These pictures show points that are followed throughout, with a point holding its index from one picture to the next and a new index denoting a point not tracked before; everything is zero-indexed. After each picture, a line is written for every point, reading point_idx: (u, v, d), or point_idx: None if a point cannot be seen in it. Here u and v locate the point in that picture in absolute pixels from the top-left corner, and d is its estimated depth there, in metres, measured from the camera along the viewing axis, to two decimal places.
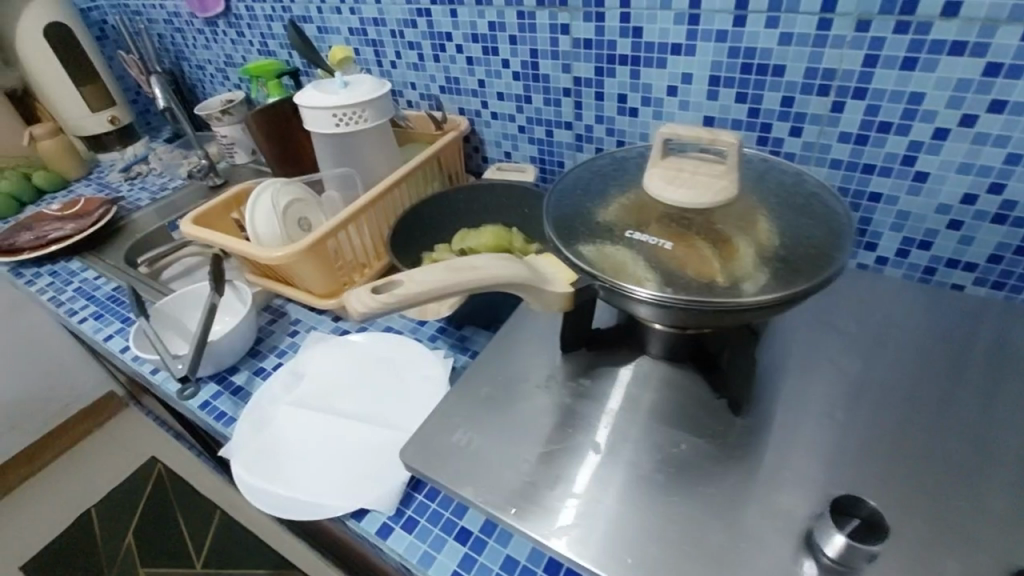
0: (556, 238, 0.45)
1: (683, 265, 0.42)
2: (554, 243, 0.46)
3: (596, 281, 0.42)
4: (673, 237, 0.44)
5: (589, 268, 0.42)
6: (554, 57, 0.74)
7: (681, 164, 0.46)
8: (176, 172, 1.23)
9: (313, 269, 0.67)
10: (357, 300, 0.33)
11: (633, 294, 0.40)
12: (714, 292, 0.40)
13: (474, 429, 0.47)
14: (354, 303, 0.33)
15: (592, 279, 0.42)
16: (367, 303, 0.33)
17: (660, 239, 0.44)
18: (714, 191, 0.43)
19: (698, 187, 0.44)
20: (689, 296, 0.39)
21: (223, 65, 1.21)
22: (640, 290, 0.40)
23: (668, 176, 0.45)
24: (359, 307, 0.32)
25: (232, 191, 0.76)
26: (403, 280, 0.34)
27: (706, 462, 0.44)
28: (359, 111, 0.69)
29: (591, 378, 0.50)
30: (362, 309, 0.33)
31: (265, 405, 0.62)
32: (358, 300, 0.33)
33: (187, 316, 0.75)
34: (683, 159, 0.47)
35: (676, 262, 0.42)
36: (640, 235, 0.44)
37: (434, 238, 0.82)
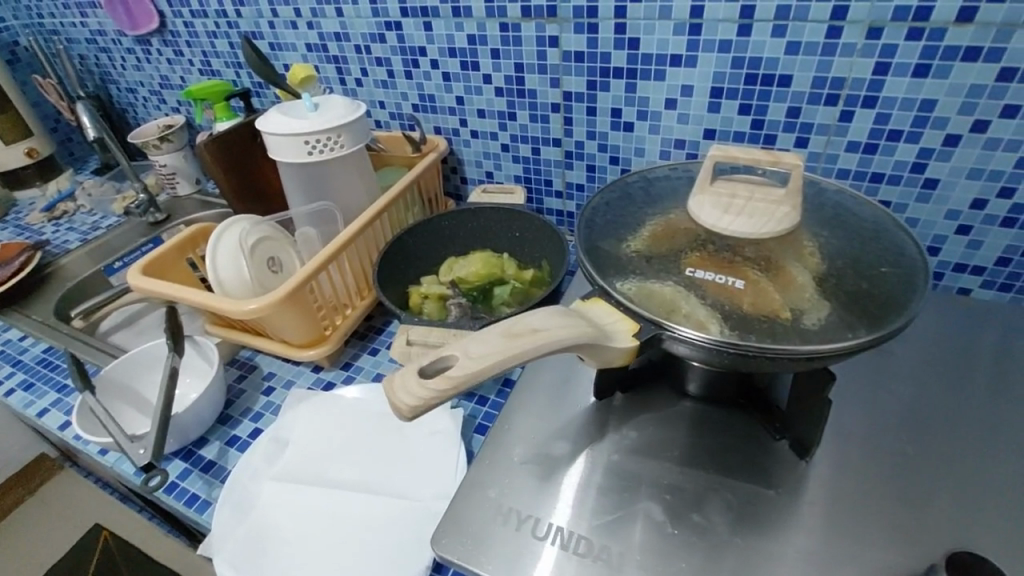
0: (598, 278, 0.39)
1: (754, 308, 0.37)
2: (596, 285, 0.39)
3: (660, 331, 0.35)
4: (739, 274, 0.39)
5: (654, 316, 0.36)
6: (541, 71, 0.69)
7: (733, 189, 0.43)
8: (109, 208, 1.09)
9: (291, 318, 0.59)
10: (404, 390, 0.28)
11: (706, 344, 0.35)
12: (796, 335, 0.35)
13: (515, 503, 0.41)
14: (402, 396, 0.28)
15: (654, 328, 0.35)
16: (416, 394, 0.28)
17: (726, 277, 0.39)
18: (776, 219, 0.41)
19: (760, 215, 0.41)
20: (771, 342, 0.34)
21: (158, 87, 1.09)
22: (712, 338, 0.34)
23: (720, 204, 0.42)
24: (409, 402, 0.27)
25: (187, 233, 0.66)
26: (451, 357, 0.28)
27: (783, 518, 0.39)
28: (334, 137, 0.62)
29: (634, 427, 0.45)
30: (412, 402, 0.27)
31: (246, 483, 0.53)
32: (405, 391, 0.28)
33: (144, 383, 0.64)
34: (732, 183, 0.44)
35: (745, 304, 0.37)
36: (703, 273, 0.39)
37: (420, 270, 0.74)
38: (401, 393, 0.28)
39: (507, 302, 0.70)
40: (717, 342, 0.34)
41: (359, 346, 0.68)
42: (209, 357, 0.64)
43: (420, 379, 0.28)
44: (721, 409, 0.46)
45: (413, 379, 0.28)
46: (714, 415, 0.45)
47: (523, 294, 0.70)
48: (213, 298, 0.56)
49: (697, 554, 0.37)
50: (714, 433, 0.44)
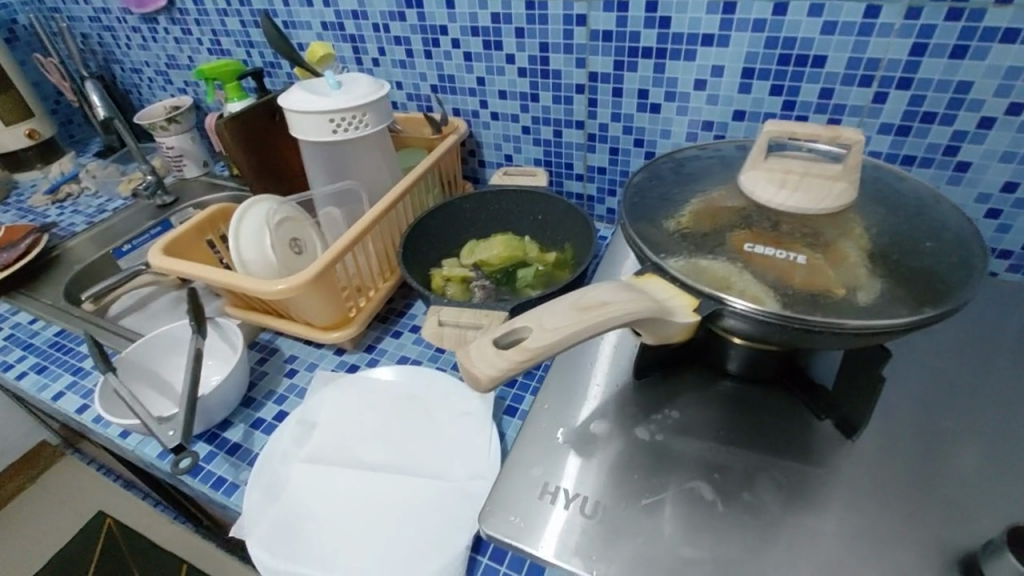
0: (651, 255, 0.39)
1: (810, 285, 0.36)
2: (648, 262, 0.39)
3: (719, 306, 0.35)
4: (800, 249, 0.38)
5: (715, 292, 0.35)
6: (566, 51, 0.68)
7: (786, 165, 0.42)
8: (114, 191, 1.07)
9: (318, 299, 0.58)
10: (482, 361, 0.27)
11: (764, 320, 0.34)
12: (856, 312, 0.34)
13: (562, 483, 0.40)
14: (481, 366, 0.27)
15: (714, 304, 0.35)
16: (494, 364, 0.27)
17: (788, 252, 0.38)
18: (833, 196, 0.40)
19: (812, 193, 0.40)
20: (832, 318, 0.33)
21: (164, 67, 1.06)
22: (770, 314, 0.34)
23: (775, 179, 0.42)
24: (490, 372, 0.27)
25: (207, 213, 0.65)
26: (524, 327, 0.28)
27: (833, 496, 0.38)
28: (357, 115, 0.60)
29: (676, 407, 0.45)
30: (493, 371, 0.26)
31: (275, 465, 0.52)
32: (484, 361, 0.27)
33: (164, 366, 0.63)
34: (782, 160, 0.43)
35: (801, 281, 0.36)
36: (762, 249, 0.39)
37: (440, 253, 0.73)
38: (479, 363, 0.27)
39: (531, 284, 0.69)
40: (777, 317, 0.34)
41: (382, 329, 0.67)
42: (232, 340, 0.63)
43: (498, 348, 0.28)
44: (762, 389, 0.45)
45: (489, 349, 0.28)
46: (756, 395, 0.45)
47: (547, 277, 0.69)
48: (240, 277, 0.55)
49: (749, 531, 0.37)
50: (757, 412, 0.44)
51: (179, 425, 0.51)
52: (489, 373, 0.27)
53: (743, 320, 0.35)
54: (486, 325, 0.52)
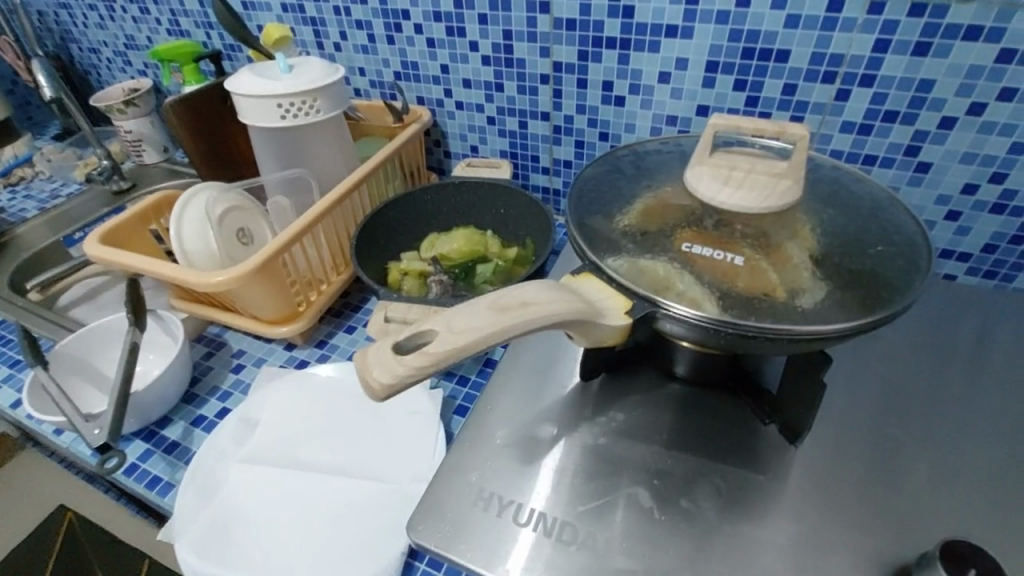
0: (591, 254, 0.37)
1: (750, 288, 0.35)
2: (587, 261, 0.37)
3: (653, 309, 0.33)
4: (743, 250, 0.37)
5: (648, 293, 0.33)
6: (530, 39, 0.66)
7: (732, 161, 0.41)
8: (69, 176, 1.03)
9: (262, 293, 0.55)
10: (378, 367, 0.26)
11: (702, 324, 0.33)
12: (795, 319, 0.33)
13: (498, 489, 0.39)
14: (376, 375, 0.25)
15: (648, 305, 0.34)
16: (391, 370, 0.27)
17: (724, 253, 0.37)
18: (777, 193, 0.39)
19: (761, 191, 0.39)
20: (771, 324, 0.32)
21: (122, 48, 1.02)
22: (708, 319, 0.33)
23: (718, 176, 0.40)
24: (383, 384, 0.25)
25: (152, 200, 0.62)
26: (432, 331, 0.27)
27: (775, 503, 0.38)
28: (309, 101, 0.58)
29: (622, 410, 0.43)
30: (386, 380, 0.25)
31: (212, 465, 0.50)
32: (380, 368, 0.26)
33: (102, 359, 0.60)
34: (733, 155, 0.41)
35: (742, 285, 0.35)
36: (701, 249, 0.38)
37: (399, 246, 0.71)
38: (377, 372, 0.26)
39: (490, 280, 0.67)
40: (714, 321, 0.33)
41: (334, 324, 0.65)
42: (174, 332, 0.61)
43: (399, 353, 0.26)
44: (710, 393, 0.44)
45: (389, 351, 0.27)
46: (704, 398, 0.44)
47: (506, 273, 0.68)
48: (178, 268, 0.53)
49: (685, 539, 0.36)
50: (703, 417, 0.43)
51: (108, 422, 0.49)
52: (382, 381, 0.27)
53: (682, 324, 0.33)
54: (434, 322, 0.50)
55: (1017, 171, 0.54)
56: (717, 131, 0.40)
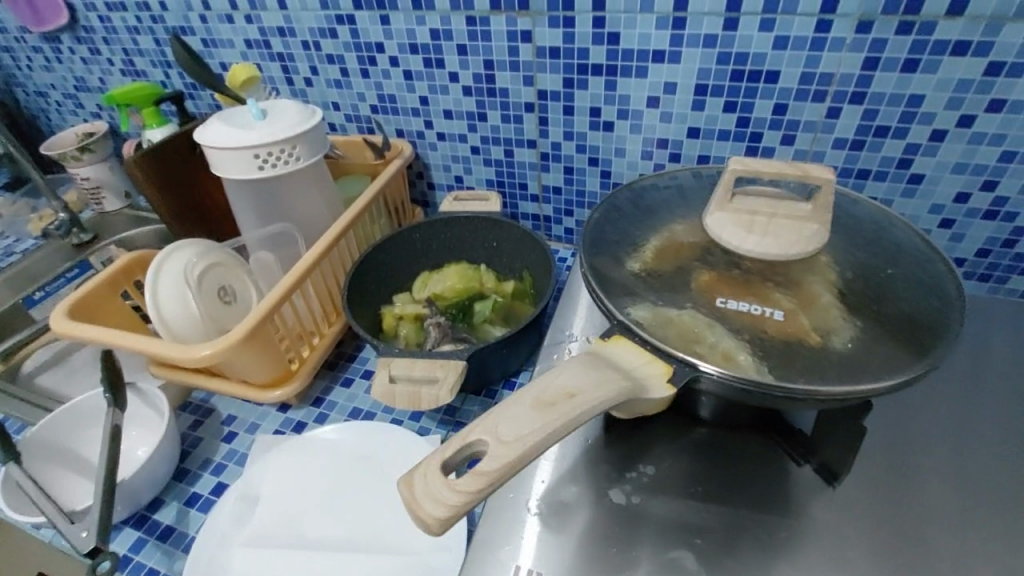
0: (617, 312, 0.34)
1: (788, 339, 0.34)
2: (614, 321, 0.34)
3: (695, 374, 0.31)
4: (783, 300, 0.36)
5: (688, 358, 0.31)
6: (513, 68, 0.64)
7: (755, 206, 0.40)
8: (23, 230, 0.97)
9: (251, 359, 0.52)
10: (428, 500, 0.27)
11: (748, 388, 0.31)
12: (842, 375, 0.31)
13: (534, 564, 0.36)
14: (428, 510, 0.27)
15: (690, 371, 0.31)
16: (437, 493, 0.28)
17: (762, 308, 0.35)
18: (802, 239, 0.37)
19: (786, 236, 0.38)
20: (819, 385, 0.31)
21: (73, 90, 0.96)
22: (755, 382, 0.31)
23: (742, 223, 0.39)
24: (439, 523, 0.26)
25: (120, 264, 0.57)
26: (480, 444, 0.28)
27: (823, 551, 0.36)
28: (288, 148, 0.55)
29: (651, 462, 0.41)
30: (442, 518, 0.26)
31: (213, 552, 0.46)
32: (430, 501, 0.27)
33: (78, 441, 0.56)
34: (752, 199, 0.41)
35: (778, 337, 0.34)
36: (737, 304, 0.36)
37: (391, 288, 0.68)
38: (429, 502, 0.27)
39: (489, 319, 0.65)
40: (758, 384, 0.31)
41: (330, 377, 0.62)
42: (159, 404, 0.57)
43: (446, 479, 0.27)
44: (738, 434, 0.43)
45: (435, 477, 0.27)
46: (732, 439, 0.43)
47: (507, 310, 0.66)
48: (160, 342, 0.49)
49: None
50: (734, 462, 0.41)
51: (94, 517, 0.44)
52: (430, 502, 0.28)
53: (728, 388, 0.31)
54: (442, 377, 0.47)
55: (1008, 178, 0.54)
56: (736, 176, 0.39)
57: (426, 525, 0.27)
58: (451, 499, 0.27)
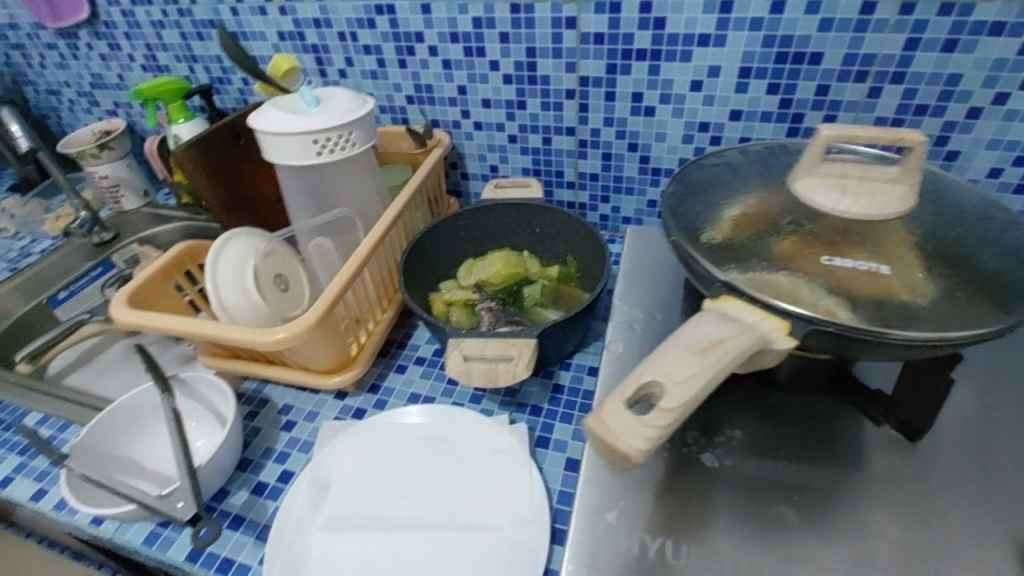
0: (722, 274, 0.36)
1: (888, 294, 0.35)
2: (719, 282, 0.36)
3: (813, 326, 0.33)
4: (878, 257, 0.37)
5: (808, 312, 0.33)
6: (555, 55, 0.65)
7: (844, 169, 0.40)
8: (38, 231, 0.94)
9: (318, 344, 0.52)
10: (626, 435, 0.29)
11: (862, 338, 0.33)
12: (946, 324, 0.33)
13: (641, 527, 0.37)
14: (627, 444, 0.29)
15: (807, 325, 0.33)
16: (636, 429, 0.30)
17: (871, 263, 0.36)
18: (896, 200, 0.39)
19: (875, 199, 0.39)
20: (926, 332, 0.32)
21: (87, 88, 0.95)
22: (869, 331, 0.32)
23: (834, 187, 0.40)
24: (642, 454, 0.29)
25: (174, 253, 0.57)
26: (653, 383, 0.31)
27: (916, 502, 0.38)
28: (346, 134, 0.55)
29: (736, 427, 0.43)
30: (643, 450, 0.29)
31: (291, 537, 0.46)
32: (629, 435, 0.29)
33: (131, 438, 0.54)
34: (840, 163, 0.41)
35: (878, 293, 0.35)
36: (844, 261, 0.37)
37: (436, 276, 0.69)
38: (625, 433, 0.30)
39: (539, 302, 0.65)
40: (870, 333, 0.32)
41: (383, 364, 0.62)
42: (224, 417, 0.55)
43: (635, 415, 0.30)
44: (811, 396, 0.45)
45: (626, 414, 0.30)
46: (809, 402, 0.44)
47: (555, 293, 0.67)
48: (229, 327, 0.49)
49: (844, 553, 0.35)
50: (815, 424, 0.43)
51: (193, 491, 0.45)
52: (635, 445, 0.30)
53: (844, 339, 0.33)
54: (516, 356, 0.48)
55: None
56: (828, 143, 0.40)
57: (627, 458, 0.29)
58: (645, 432, 0.29)
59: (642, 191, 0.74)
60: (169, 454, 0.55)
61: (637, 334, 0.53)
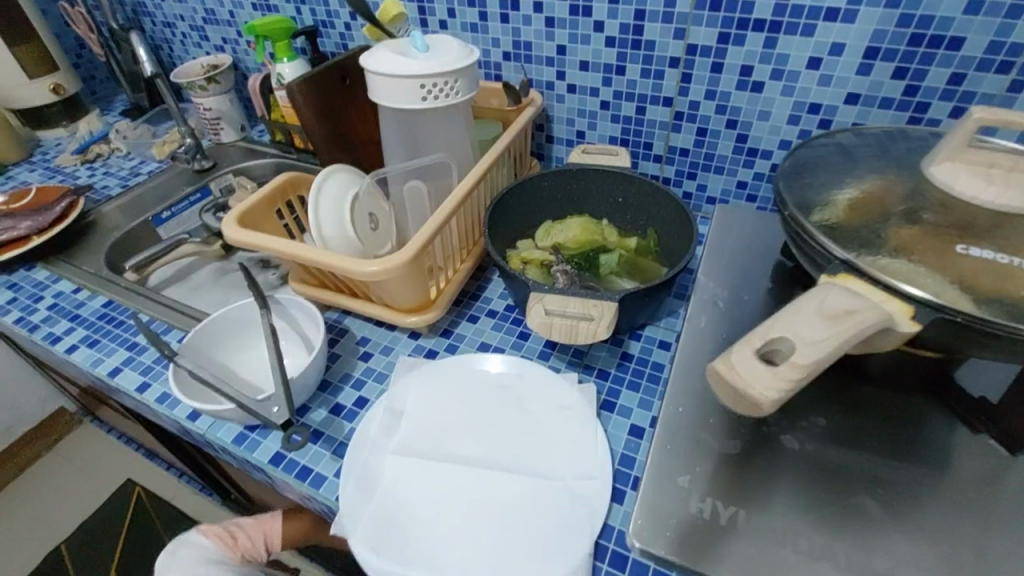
0: (842, 253, 0.35)
1: None
2: (837, 260, 0.35)
3: (938, 313, 0.32)
4: None
5: (935, 298, 0.31)
6: (666, 20, 0.63)
7: (989, 157, 0.38)
8: (146, 153, 1.02)
9: (405, 282, 0.54)
10: (757, 382, 0.29)
11: (990, 330, 0.31)
12: None
13: (713, 494, 0.38)
14: (758, 391, 0.28)
15: (933, 311, 0.32)
16: (773, 384, 0.28)
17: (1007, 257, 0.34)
18: None
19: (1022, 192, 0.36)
20: None
21: (200, 22, 1.00)
22: (999, 326, 0.31)
23: (978, 174, 0.37)
24: (773, 403, 0.28)
25: (279, 181, 0.60)
26: (783, 342, 0.30)
27: (1013, 514, 0.36)
28: (451, 82, 0.56)
29: (821, 414, 0.42)
30: (775, 399, 0.28)
31: (364, 457, 0.49)
32: (761, 383, 0.28)
33: (227, 348, 0.59)
34: (986, 151, 0.38)
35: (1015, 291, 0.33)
36: (978, 252, 0.34)
37: (515, 235, 0.70)
38: (758, 385, 0.29)
39: (615, 271, 0.66)
40: (1003, 328, 0.31)
41: (457, 313, 0.64)
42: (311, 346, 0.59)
43: (768, 367, 0.29)
44: (903, 393, 0.43)
45: (755, 363, 0.29)
46: (901, 401, 0.43)
47: (630, 264, 0.66)
48: (329, 255, 0.51)
49: (926, 550, 0.34)
50: (905, 422, 0.41)
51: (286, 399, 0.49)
52: (768, 397, 0.28)
53: (969, 330, 0.32)
54: (597, 316, 0.48)
55: None
56: (979, 126, 0.37)
57: (757, 406, 0.28)
58: (777, 382, 0.29)
59: (734, 172, 0.71)
60: (258, 368, 0.59)
61: (720, 311, 0.52)
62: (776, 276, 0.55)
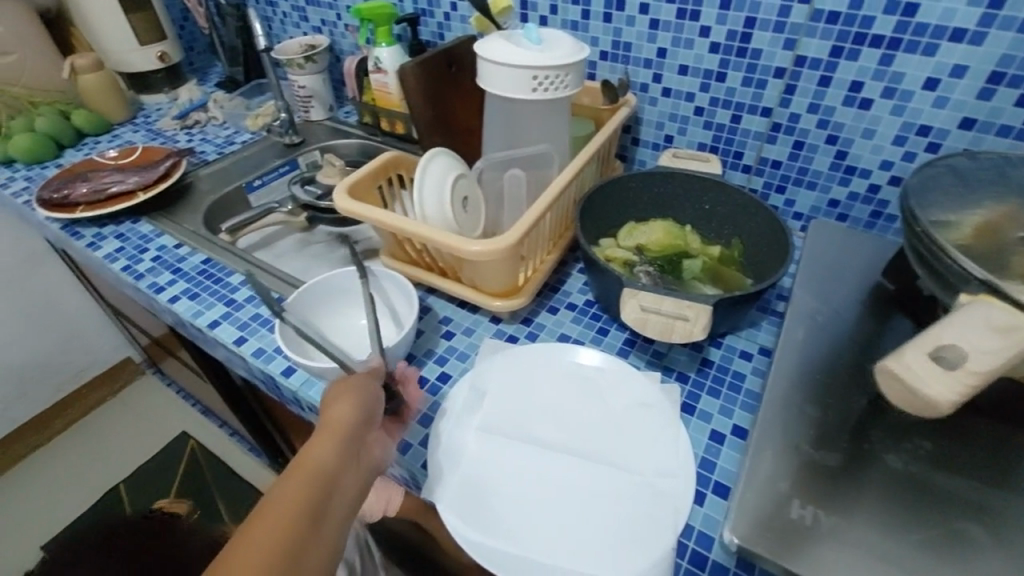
0: (980, 273, 0.34)
1: None
2: (975, 280, 0.35)
3: None
4: None
5: None
6: (776, 29, 0.63)
7: None
8: (240, 124, 1.07)
9: (500, 266, 0.55)
10: (935, 382, 0.31)
11: None
12: None
13: (813, 502, 0.38)
14: (937, 391, 0.31)
15: None
16: (949, 385, 0.31)
17: None
18: None
19: None
20: None
21: (301, 3, 1.04)
22: None
23: None
24: (954, 402, 0.31)
25: (383, 159, 0.63)
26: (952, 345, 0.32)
27: None
28: (562, 75, 0.57)
29: (924, 436, 0.42)
30: (955, 399, 0.31)
31: (450, 430, 0.50)
32: (938, 383, 0.31)
33: (320, 312, 0.62)
34: None
35: None
36: None
37: (598, 233, 0.70)
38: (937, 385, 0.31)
39: (698, 277, 0.66)
40: None
41: (538, 302, 0.65)
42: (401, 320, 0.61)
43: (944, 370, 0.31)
44: (1012, 426, 0.42)
45: (927, 365, 0.32)
46: (1011, 435, 0.41)
47: (713, 272, 0.66)
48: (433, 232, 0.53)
49: None
50: (1015, 455, 0.40)
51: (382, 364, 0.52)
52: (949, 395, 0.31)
53: None
54: (692, 317, 0.49)
55: None
56: None
57: (935, 406, 0.31)
58: (957, 383, 0.31)
59: (827, 189, 0.70)
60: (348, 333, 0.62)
61: (815, 325, 0.51)
62: (872, 297, 0.54)
